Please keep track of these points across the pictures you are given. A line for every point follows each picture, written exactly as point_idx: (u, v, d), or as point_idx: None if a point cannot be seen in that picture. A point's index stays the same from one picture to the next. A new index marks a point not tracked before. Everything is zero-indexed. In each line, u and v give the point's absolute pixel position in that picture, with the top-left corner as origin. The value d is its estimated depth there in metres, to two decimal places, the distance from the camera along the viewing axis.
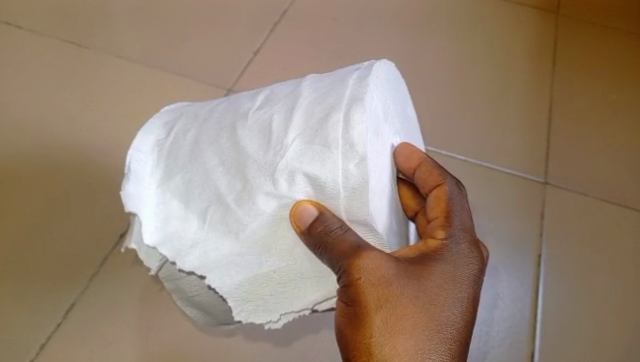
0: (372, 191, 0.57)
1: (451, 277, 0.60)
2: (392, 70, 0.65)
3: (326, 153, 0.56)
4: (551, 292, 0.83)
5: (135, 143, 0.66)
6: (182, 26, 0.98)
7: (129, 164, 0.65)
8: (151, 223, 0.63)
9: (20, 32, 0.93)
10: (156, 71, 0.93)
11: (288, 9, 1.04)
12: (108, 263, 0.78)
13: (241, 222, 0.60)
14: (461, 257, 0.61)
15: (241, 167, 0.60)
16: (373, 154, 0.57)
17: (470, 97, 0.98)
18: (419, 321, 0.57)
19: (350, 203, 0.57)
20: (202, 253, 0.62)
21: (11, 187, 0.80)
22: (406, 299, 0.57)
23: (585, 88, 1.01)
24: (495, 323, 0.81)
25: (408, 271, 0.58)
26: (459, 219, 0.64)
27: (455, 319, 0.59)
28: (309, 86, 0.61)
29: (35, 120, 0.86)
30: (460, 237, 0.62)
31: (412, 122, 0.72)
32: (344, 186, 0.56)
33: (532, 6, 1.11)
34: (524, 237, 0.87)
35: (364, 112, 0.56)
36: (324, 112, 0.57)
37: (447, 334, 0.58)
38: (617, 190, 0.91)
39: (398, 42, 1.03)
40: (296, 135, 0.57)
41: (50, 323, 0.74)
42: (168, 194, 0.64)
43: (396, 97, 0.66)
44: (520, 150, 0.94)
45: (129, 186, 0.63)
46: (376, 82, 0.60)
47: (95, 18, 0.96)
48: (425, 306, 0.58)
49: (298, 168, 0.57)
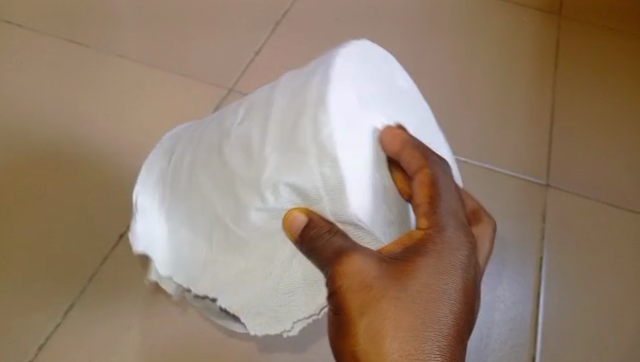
0: (352, 189, 0.52)
1: (442, 270, 0.52)
2: (362, 48, 0.59)
3: (299, 160, 0.52)
4: (552, 294, 0.83)
5: (140, 183, 0.70)
6: (182, 26, 0.98)
7: (136, 200, 0.69)
8: (163, 254, 0.68)
9: (21, 31, 0.92)
10: (156, 71, 0.93)
11: (289, 9, 1.03)
12: (108, 263, 0.77)
13: (241, 239, 0.59)
14: (451, 245, 0.53)
15: (230, 185, 0.58)
16: (351, 150, 0.52)
17: (471, 98, 0.98)
18: (410, 326, 0.49)
19: (336, 205, 0.53)
20: (218, 278, 0.63)
21: (11, 186, 0.80)
22: (391, 301, 0.50)
23: (587, 89, 1.01)
24: (496, 325, 0.80)
25: (392, 268, 0.51)
26: (447, 203, 0.55)
27: (452, 317, 0.50)
28: (281, 90, 0.57)
29: (35, 120, 0.85)
30: (449, 223, 0.54)
31: (409, 94, 0.65)
32: (325, 189, 0.52)
33: (534, 8, 1.10)
34: (525, 239, 0.86)
35: (330, 111, 0.52)
36: (295, 117, 0.54)
37: (444, 337, 0.50)
38: (619, 192, 0.91)
39: (399, 43, 1.03)
40: (272, 146, 0.54)
41: (49, 323, 0.73)
42: (176, 223, 0.66)
43: (374, 73, 0.59)
44: (521, 151, 0.93)
45: (138, 223, 0.69)
46: (343, 72, 0.55)
47: (96, 17, 0.96)
48: (414, 307, 0.50)
49: (278, 180, 0.53)
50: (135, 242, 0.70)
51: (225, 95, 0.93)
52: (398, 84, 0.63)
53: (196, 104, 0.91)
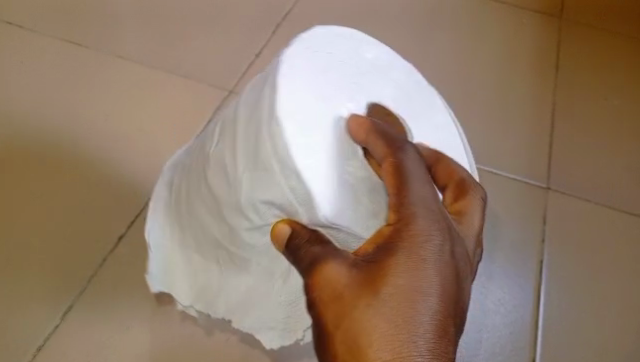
0: (320, 196, 0.51)
1: (417, 267, 0.45)
2: (312, 35, 0.57)
3: (267, 176, 0.52)
4: (553, 298, 0.82)
5: (149, 220, 0.71)
6: (183, 26, 0.98)
7: (149, 239, 0.70)
8: (181, 286, 0.70)
9: (21, 31, 0.92)
10: (156, 72, 0.93)
11: (290, 10, 1.03)
12: (107, 264, 0.77)
13: (244, 259, 0.60)
14: (424, 235, 0.46)
15: (217, 209, 0.59)
16: (311, 154, 0.51)
17: (472, 100, 0.98)
18: (387, 337, 0.43)
19: (310, 212, 0.51)
20: (234, 301, 0.65)
21: (10, 187, 0.79)
22: (365, 311, 0.44)
23: (588, 92, 1.01)
24: (495, 328, 0.80)
25: (363, 273, 0.45)
26: (420, 190, 0.49)
27: (434, 320, 0.44)
28: (244, 106, 0.57)
29: (35, 120, 0.85)
30: (423, 211, 0.48)
31: (380, 62, 0.62)
32: (295, 199, 0.51)
33: (536, 10, 1.10)
34: (526, 242, 0.86)
35: (280, 118, 0.51)
36: (255, 133, 0.53)
37: (429, 345, 0.43)
38: (619, 196, 0.91)
39: (400, 45, 1.03)
40: (243, 166, 0.54)
41: (47, 325, 0.72)
42: (182, 252, 0.68)
43: (331, 54, 0.57)
44: (521, 153, 0.93)
45: (152, 261, 0.71)
46: (296, 70, 0.53)
47: (96, 18, 0.96)
48: (389, 315, 0.43)
49: (255, 200, 0.53)
50: (152, 281, 0.72)
51: (225, 96, 0.92)
52: (366, 57, 0.61)
53: (196, 105, 0.91)
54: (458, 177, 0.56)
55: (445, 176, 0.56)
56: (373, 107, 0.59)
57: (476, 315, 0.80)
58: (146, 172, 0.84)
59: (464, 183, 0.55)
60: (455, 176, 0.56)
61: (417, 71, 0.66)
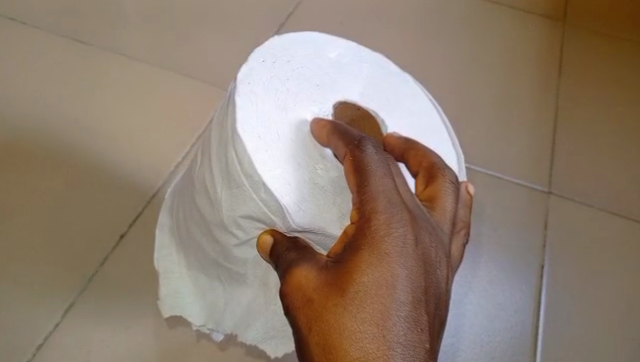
0: (289, 204, 0.54)
1: (381, 262, 0.43)
2: (270, 46, 0.57)
3: (242, 193, 0.56)
4: (554, 303, 0.82)
5: (158, 246, 0.75)
6: (186, 26, 0.98)
7: (159, 265, 0.74)
8: (192, 305, 0.73)
9: (25, 28, 0.92)
10: (157, 70, 0.93)
11: (294, 12, 1.04)
12: (108, 264, 0.77)
13: (239, 273, 0.65)
14: (387, 228, 0.44)
15: (208, 229, 0.63)
16: (273, 165, 0.54)
17: (474, 104, 0.98)
18: (357, 339, 0.41)
19: (283, 220, 0.55)
20: (239, 316, 0.70)
21: (12, 184, 0.79)
22: (334, 313, 0.42)
23: (590, 96, 1.01)
24: (496, 333, 0.80)
25: (330, 275, 0.44)
26: (381, 182, 0.47)
27: (404, 314, 0.41)
28: (215, 128, 0.60)
29: (36, 117, 0.85)
30: (384, 204, 0.45)
31: (345, 60, 0.60)
32: (268, 210, 0.55)
33: (541, 14, 1.11)
34: (526, 247, 0.86)
35: (244, 136, 0.53)
36: (225, 152, 0.56)
37: (400, 340, 0.40)
38: (618, 200, 0.91)
39: (404, 47, 1.03)
40: (221, 186, 0.58)
41: (48, 323, 0.72)
42: (189, 276, 0.72)
43: (290, 61, 0.58)
44: (523, 157, 0.93)
45: (164, 287, 0.73)
46: (251, 91, 0.55)
47: (100, 16, 0.96)
48: (357, 314, 0.41)
49: (235, 217, 0.58)
50: (163, 308, 0.73)
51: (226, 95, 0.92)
52: (329, 57, 0.60)
53: (198, 106, 0.91)
54: (429, 163, 0.55)
55: (415, 165, 0.55)
56: (340, 105, 0.59)
57: (475, 318, 0.80)
58: (148, 172, 0.83)
59: (434, 169, 0.54)
60: (424, 163, 0.55)
61: (386, 60, 0.63)
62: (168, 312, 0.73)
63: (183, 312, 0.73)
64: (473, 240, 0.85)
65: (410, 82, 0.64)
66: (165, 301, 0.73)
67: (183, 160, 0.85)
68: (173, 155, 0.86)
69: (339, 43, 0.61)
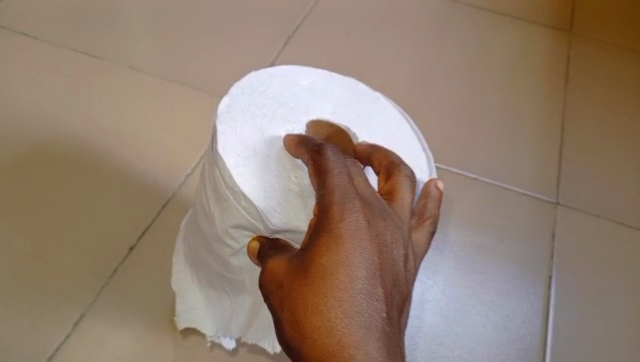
0: (266, 209, 0.55)
1: (337, 242, 0.43)
2: (246, 80, 0.60)
3: (228, 205, 0.57)
4: (562, 316, 0.81)
5: (174, 269, 0.76)
6: (196, 39, 1.00)
7: (176, 285, 0.74)
8: (205, 316, 0.73)
9: (39, 43, 0.95)
10: (165, 83, 0.94)
11: (302, 25, 1.05)
12: (118, 276, 0.77)
13: (239, 281, 0.65)
14: (342, 215, 0.44)
15: (208, 244, 0.64)
16: (251, 176, 0.55)
17: (480, 112, 0.99)
18: (320, 313, 0.41)
19: (265, 224, 0.55)
20: (246, 322, 0.70)
21: (23, 194, 0.80)
22: (297, 294, 0.42)
23: (596, 103, 1.02)
24: (502, 346, 0.78)
25: (294, 261, 0.44)
26: (338, 177, 0.47)
27: (360, 287, 0.42)
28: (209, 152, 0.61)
29: (47, 130, 0.86)
30: (340, 195, 0.45)
31: (319, 85, 0.62)
32: (250, 217, 0.56)
33: (548, 25, 1.13)
34: (536, 260, 0.85)
35: (225, 156, 0.55)
36: (212, 171, 0.58)
37: (358, 310, 0.41)
38: (626, 211, 0.90)
39: (409, 59, 1.04)
40: (213, 203, 0.59)
41: (58, 335, 0.72)
42: (200, 290, 0.73)
43: (267, 91, 0.60)
44: (528, 166, 0.94)
45: (179, 304, 0.73)
46: (229, 119, 0.57)
47: (112, 32, 0.98)
48: (318, 293, 0.42)
49: (226, 227, 0.59)
50: (179, 322, 0.73)
51: None
52: (302, 84, 0.62)
53: (206, 116, 0.92)
54: (387, 162, 0.54)
55: (377, 164, 0.54)
56: (313, 124, 0.60)
57: (482, 330, 0.79)
58: (156, 183, 0.84)
59: (391, 166, 0.53)
60: (384, 162, 0.54)
61: (360, 82, 0.64)
62: (183, 323, 0.73)
63: (198, 325, 0.73)
64: (479, 252, 0.85)
65: (381, 99, 0.64)
66: (182, 315, 0.73)
67: (191, 172, 0.86)
68: (183, 165, 0.87)
69: (311, 72, 0.63)
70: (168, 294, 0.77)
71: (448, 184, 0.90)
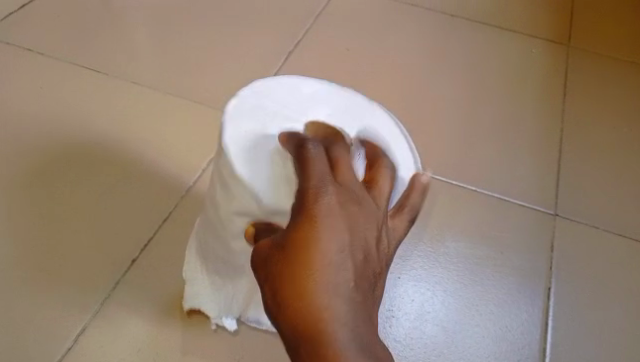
0: (261, 192, 0.58)
1: (312, 220, 0.46)
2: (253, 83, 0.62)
3: (231, 191, 0.59)
4: (560, 329, 0.81)
5: (185, 261, 0.74)
6: (198, 54, 1.01)
7: (187, 274, 0.73)
8: (210, 299, 0.73)
9: (43, 59, 0.96)
10: (167, 96, 0.95)
11: (302, 40, 1.07)
12: (120, 288, 0.76)
13: (239, 265, 0.66)
14: (318, 198, 0.47)
15: (212, 232, 0.66)
16: (251, 166, 0.58)
17: (479, 124, 1.00)
18: (294, 284, 0.44)
19: (258, 205, 0.58)
20: (246, 301, 0.71)
21: (25, 206, 0.81)
22: (276, 269, 0.46)
23: (593, 115, 1.03)
24: (501, 356, 0.78)
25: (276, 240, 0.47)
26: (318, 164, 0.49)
27: (331, 259, 0.44)
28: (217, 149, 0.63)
29: (50, 143, 0.87)
30: (318, 180, 0.48)
31: (321, 93, 0.63)
32: (249, 200, 0.58)
33: (546, 38, 1.15)
34: (534, 271, 0.86)
35: (225, 148, 0.58)
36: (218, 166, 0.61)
37: (329, 279, 0.44)
38: (625, 223, 0.91)
39: (407, 73, 1.05)
40: (218, 191, 0.62)
41: (59, 347, 0.71)
42: (207, 279, 0.72)
43: (271, 95, 0.61)
44: (526, 177, 0.95)
45: (188, 289, 0.73)
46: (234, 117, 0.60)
47: (115, 48, 1.00)
48: (294, 267, 0.45)
49: (229, 211, 0.61)
50: (186, 303, 0.74)
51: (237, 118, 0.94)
52: (304, 90, 0.63)
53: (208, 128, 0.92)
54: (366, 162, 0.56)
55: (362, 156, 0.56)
56: (311, 125, 0.60)
57: (481, 341, 0.79)
58: (160, 191, 0.84)
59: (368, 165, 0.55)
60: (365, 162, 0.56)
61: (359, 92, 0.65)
62: (190, 305, 0.74)
63: (204, 306, 0.73)
64: (478, 264, 0.85)
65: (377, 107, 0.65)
66: (189, 297, 0.73)
67: (194, 183, 0.86)
68: (186, 174, 0.87)
69: (315, 79, 0.64)
70: (169, 305, 0.75)
71: (447, 196, 0.91)
